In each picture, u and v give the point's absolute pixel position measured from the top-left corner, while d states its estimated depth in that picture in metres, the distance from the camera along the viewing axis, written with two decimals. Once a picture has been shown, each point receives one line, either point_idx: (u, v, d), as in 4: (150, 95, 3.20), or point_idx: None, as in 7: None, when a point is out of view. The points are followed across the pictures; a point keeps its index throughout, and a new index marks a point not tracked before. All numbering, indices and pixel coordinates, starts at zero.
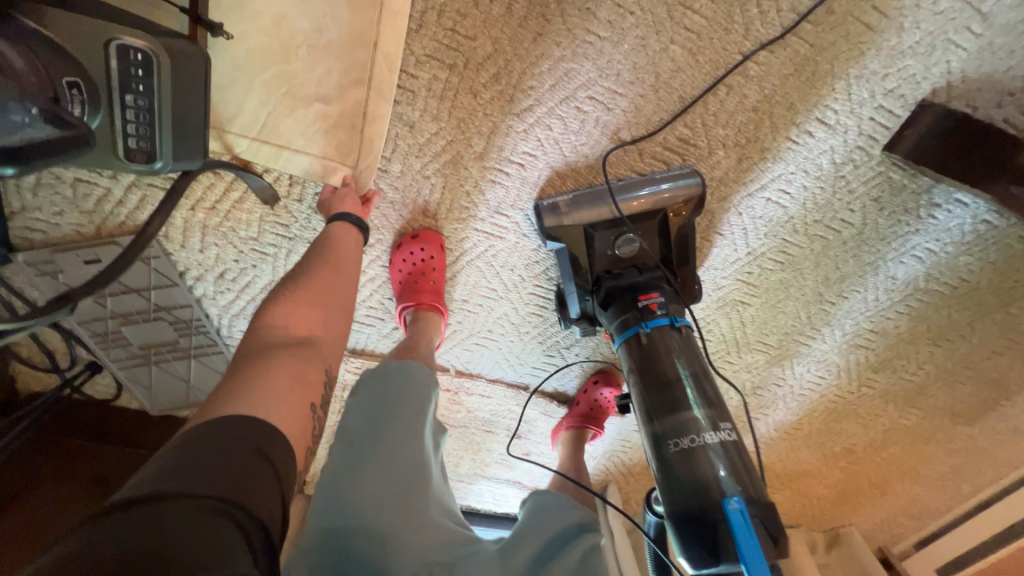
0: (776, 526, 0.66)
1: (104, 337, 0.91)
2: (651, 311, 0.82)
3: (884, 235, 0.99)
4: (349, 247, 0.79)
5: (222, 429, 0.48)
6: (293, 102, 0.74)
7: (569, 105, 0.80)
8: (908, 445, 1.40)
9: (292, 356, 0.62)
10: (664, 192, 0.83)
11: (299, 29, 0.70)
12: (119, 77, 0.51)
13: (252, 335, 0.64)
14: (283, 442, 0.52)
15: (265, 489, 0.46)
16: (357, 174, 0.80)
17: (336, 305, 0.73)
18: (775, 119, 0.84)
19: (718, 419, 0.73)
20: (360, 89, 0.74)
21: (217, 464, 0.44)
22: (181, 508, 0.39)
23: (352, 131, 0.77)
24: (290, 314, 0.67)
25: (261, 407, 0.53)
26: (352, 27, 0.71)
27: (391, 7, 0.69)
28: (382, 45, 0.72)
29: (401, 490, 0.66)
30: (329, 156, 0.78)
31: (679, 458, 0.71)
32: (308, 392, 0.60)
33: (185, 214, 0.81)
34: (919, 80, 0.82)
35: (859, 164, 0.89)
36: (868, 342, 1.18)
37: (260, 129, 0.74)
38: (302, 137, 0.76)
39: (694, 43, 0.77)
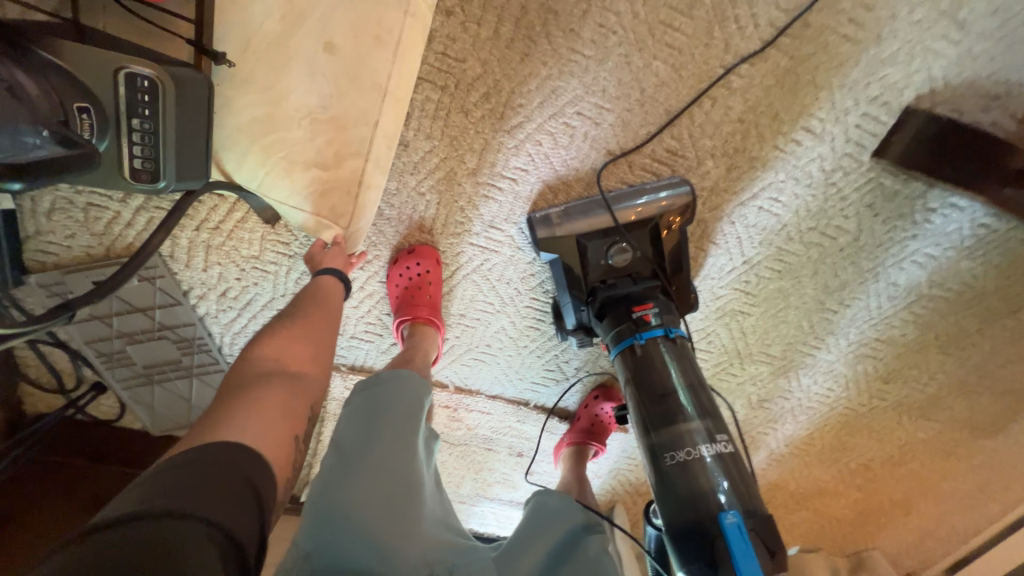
0: (775, 539, 0.63)
1: (109, 356, 0.93)
2: (645, 322, 0.82)
3: (881, 241, 0.99)
4: (336, 303, 0.79)
5: (207, 453, 0.48)
6: (290, 166, 0.74)
7: (557, 120, 0.82)
8: (928, 460, 1.34)
9: (282, 390, 0.62)
10: (655, 202, 0.84)
11: (303, 103, 0.71)
12: (126, 102, 0.54)
13: (240, 367, 0.64)
14: (266, 470, 0.51)
15: (244, 510, 0.46)
16: (347, 235, 0.80)
17: (329, 346, 0.73)
18: (761, 128, 0.86)
19: (714, 430, 0.71)
20: (357, 160, 0.74)
21: (197, 486, 0.44)
22: (160, 525, 0.39)
23: (346, 195, 0.76)
24: (281, 349, 0.67)
25: (248, 435, 0.53)
26: (356, 107, 0.72)
27: (394, 92, 0.73)
28: (383, 124, 0.74)
29: (392, 503, 0.64)
30: (320, 217, 0.77)
31: (675, 471, 0.69)
32: (294, 424, 0.60)
33: (190, 235, 0.84)
34: (902, 87, 0.84)
35: (850, 171, 0.90)
36: (875, 351, 1.15)
37: (256, 187, 0.74)
38: (295, 196, 0.75)
39: (677, 59, 0.80)
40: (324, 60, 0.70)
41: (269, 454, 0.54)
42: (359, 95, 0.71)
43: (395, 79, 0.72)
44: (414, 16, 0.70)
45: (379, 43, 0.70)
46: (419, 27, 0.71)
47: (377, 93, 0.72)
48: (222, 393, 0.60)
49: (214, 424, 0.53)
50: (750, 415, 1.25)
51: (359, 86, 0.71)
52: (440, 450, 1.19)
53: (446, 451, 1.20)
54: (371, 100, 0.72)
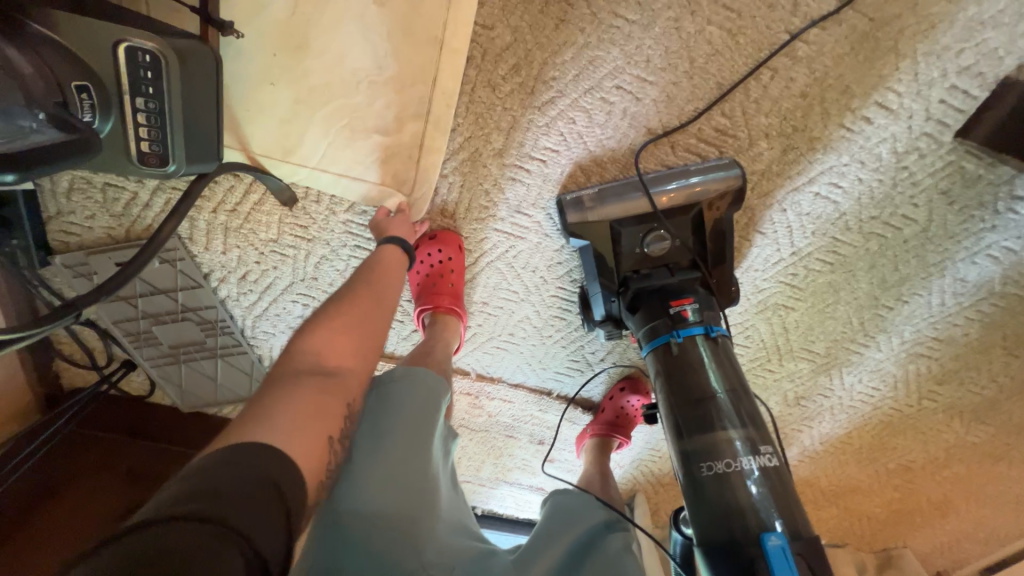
0: (824, 568, 0.57)
1: (136, 336, 0.94)
2: (683, 319, 0.75)
3: (953, 233, 0.88)
4: (394, 277, 0.77)
5: (235, 455, 0.46)
6: (352, 135, 0.76)
7: (594, 95, 0.74)
8: (976, 464, 1.25)
9: (318, 389, 0.58)
10: (698, 185, 0.75)
11: (360, 65, 0.72)
12: (129, 79, 0.50)
13: (285, 358, 0.61)
14: (294, 475, 0.49)
15: (267, 516, 0.43)
16: (410, 202, 0.81)
17: (372, 338, 0.68)
18: (826, 104, 0.76)
19: (757, 441, 0.66)
20: (418, 122, 0.75)
21: (222, 491, 0.42)
22: (179, 535, 0.37)
23: (408, 161, 0.78)
24: (328, 340, 0.63)
25: (281, 437, 0.51)
26: (412, 65, 0.72)
27: (450, 44, 0.71)
28: (440, 81, 0.73)
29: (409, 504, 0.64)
30: (384, 184, 0.79)
31: (712, 482, 0.65)
32: (328, 425, 0.56)
33: (208, 217, 0.82)
34: (1002, 55, 0.71)
35: (925, 154, 0.79)
36: (931, 351, 1.06)
37: (321, 159, 0.76)
38: (360, 166, 0.78)
39: (733, 23, 0.71)
40: (378, 18, 0.70)
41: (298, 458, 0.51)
42: (415, 51, 0.72)
43: (450, 30, 0.70)
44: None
45: None
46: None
47: (433, 46, 0.71)
48: (262, 387, 0.57)
49: (253, 421, 0.51)
50: (784, 412, 1.19)
51: (413, 44, 0.72)
52: (461, 435, 1.19)
53: (466, 436, 1.19)
54: (426, 54, 0.72)
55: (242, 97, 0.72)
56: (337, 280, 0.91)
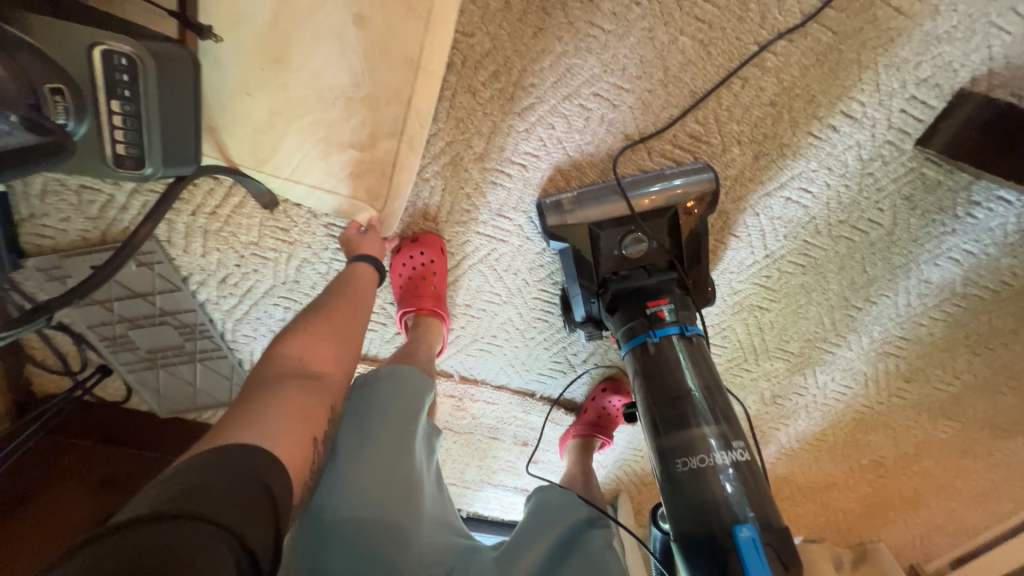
0: (791, 556, 0.61)
1: (112, 340, 0.92)
2: (659, 319, 0.77)
3: (916, 236, 0.92)
4: (367, 289, 0.79)
5: (223, 458, 0.47)
6: (326, 149, 0.75)
7: (572, 102, 0.76)
8: (944, 458, 1.30)
9: (303, 394, 0.61)
10: (675, 189, 0.78)
11: (336, 82, 0.70)
12: (104, 82, 0.50)
13: (264, 364, 0.63)
14: (285, 475, 0.51)
15: (260, 517, 0.45)
16: (381, 218, 0.82)
17: (352, 344, 0.71)
18: (795, 113, 0.79)
19: (730, 436, 0.68)
20: (392, 141, 0.75)
21: (221, 490, 0.44)
22: (182, 530, 0.39)
23: (382, 176, 0.78)
24: (307, 347, 0.66)
25: (266, 439, 0.53)
26: (390, 85, 0.71)
27: (427, 67, 0.70)
28: (416, 102, 0.72)
29: (395, 505, 0.65)
30: (356, 199, 0.79)
31: (688, 477, 0.67)
32: (313, 427, 0.60)
33: (187, 220, 0.81)
34: (957, 68, 0.75)
35: (888, 161, 0.83)
36: (899, 350, 1.10)
37: (293, 170, 0.75)
38: (332, 180, 0.77)
39: (706, 34, 0.73)
40: (353, 35, 0.68)
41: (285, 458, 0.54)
42: (392, 71, 0.71)
43: (428, 52, 0.69)
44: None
45: (411, 12, 0.68)
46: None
47: (409, 68, 0.70)
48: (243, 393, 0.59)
49: (237, 425, 0.53)
50: (761, 410, 1.22)
51: (392, 64, 0.70)
52: (445, 437, 1.19)
53: (451, 438, 1.19)
54: (403, 76, 0.71)
55: (215, 103, 0.70)
56: (319, 283, 0.91)
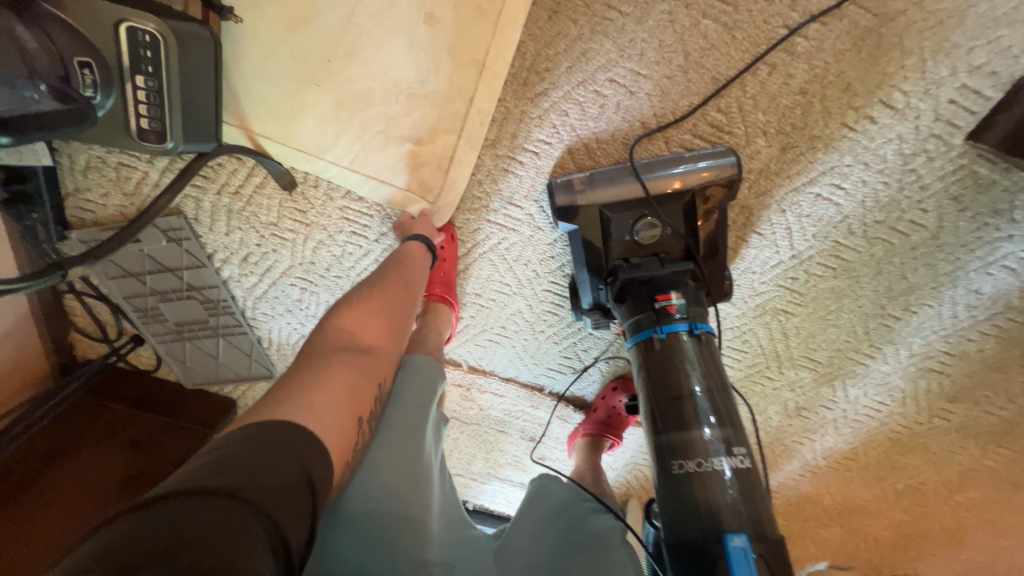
0: (781, 563, 0.61)
1: (144, 311, 0.98)
2: (668, 314, 0.74)
3: (964, 241, 0.84)
4: (421, 268, 0.80)
5: (273, 434, 0.49)
6: (385, 141, 0.78)
7: (587, 88, 0.75)
8: (993, 490, 1.19)
9: (352, 368, 0.63)
10: (694, 174, 0.74)
11: (403, 77, 0.74)
12: (130, 60, 0.54)
13: (318, 333, 0.66)
14: (324, 453, 0.52)
15: (295, 503, 0.45)
16: (435, 209, 0.83)
17: (399, 323, 0.74)
18: (827, 102, 0.74)
19: (732, 441, 0.68)
20: (451, 136, 0.78)
21: (258, 470, 0.45)
22: (215, 512, 0.39)
23: (438, 171, 0.80)
24: (357, 322, 0.69)
25: (313, 417, 0.54)
26: (451, 82, 0.75)
27: (492, 68, 0.73)
28: (478, 101, 0.75)
29: (406, 500, 0.64)
30: (410, 190, 0.81)
31: (684, 480, 0.67)
32: (358, 404, 0.61)
33: (213, 198, 0.85)
34: (1017, 54, 0.69)
35: (934, 156, 0.76)
36: (943, 366, 1.01)
37: (350, 160, 0.79)
38: (388, 170, 0.80)
39: (730, 17, 0.70)
40: (423, 34, 0.73)
41: (328, 439, 0.54)
42: (458, 71, 0.74)
43: (493, 55, 0.73)
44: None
45: (481, 14, 0.72)
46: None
47: (475, 69, 0.74)
48: (298, 362, 0.62)
49: (284, 398, 0.55)
50: (784, 422, 1.15)
51: (456, 63, 0.74)
52: (452, 427, 1.19)
53: (458, 428, 1.20)
54: (468, 76, 0.74)
55: (291, 95, 0.75)
56: (334, 265, 0.93)
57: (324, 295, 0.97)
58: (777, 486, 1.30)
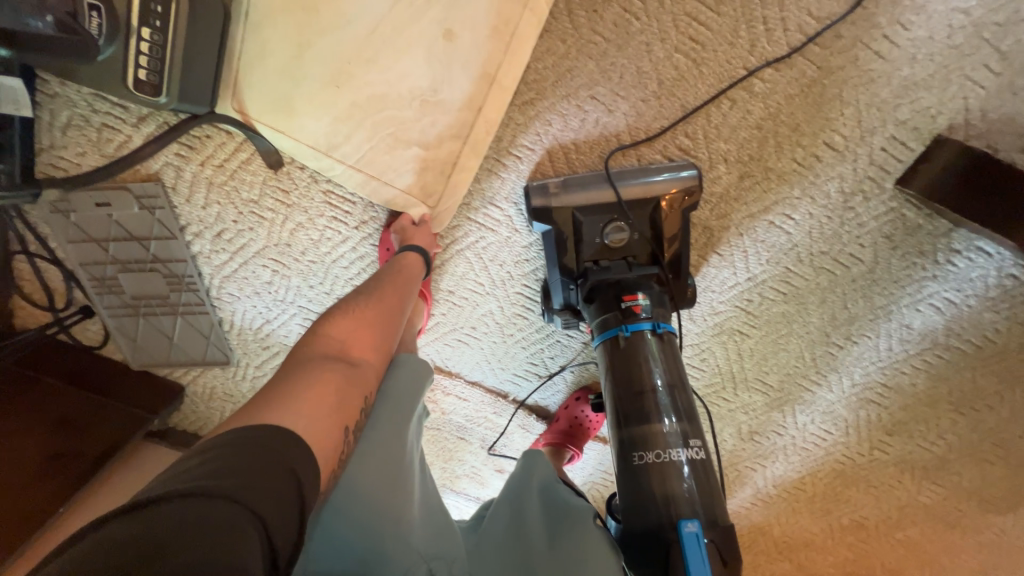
0: (731, 550, 0.66)
1: (101, 281, 0.94)
2: (634, 313, 0.79)
3: (897, 277, 0.94)
4: (414, 280, 0.83)
5: (257, 437, 0.50)
6: (393, 143, 0.81)
7: (570, 102, 0.82)
8: (929, 529, 1.24)
9: (342, 379, 0.64)
10: (659, 182, 0.81)
11: (417, 85, 0.78)
12: (140, 11, 0.60)
13: (307, 341, 0.68)
14: (312, 462, 0.53)
15: (286, 505, 0.47)
16: (434, 215, 0.87)
17: (393, 332, 0.76)
18: (780, 138, 0.83)
19: (688, 434, 0.73)
20: (456, 143, 0.82)
21: (248, 471, 0.46)
22: (205, 513, 0.41)
23: (440, 175, 0.84)
24: (348, 332, 0.70)
25: (302, 424, 0.56)
26: (465, 94, 0.79)
27: (502, 81, 0.78)
28: (486, 111, 0.80)
29: (388, 506, 0.64)
30: (411, 193, 0.85)
31: (643, 470, 0.72)
32: (343, 416, 0.62)
33: (195, 169, 0.86)
34: (935, 114, 0.80)
35: (869, 197, 0.86)
36: (881, 398, 1.09)
37: (357, 159, 0.81)
38: (393, 172, 0.83)
39: (698, 54, 0.79)
40: (441, 46, 0.76)
41: (313, 444, 0.56)
42: (470, 81, 0.78)
43: (504, 69, 0.77)
44: (532, 11, 0.75)
45: (497, 33, 0.76)
46: (535, 19, 0.75)
47: (486, 82, 0.78)
48: (284, 368, 0.63)
49: (271, 405, 0.56)
50: (738, 447, 1.19)
51: (473, 78, 0.78)
52: None
53: None
54: (480, 89, 0.79)
55: (306, 88, 0.77)
56: (310, 250, 0.93)
57: (296, 280, 0.97)
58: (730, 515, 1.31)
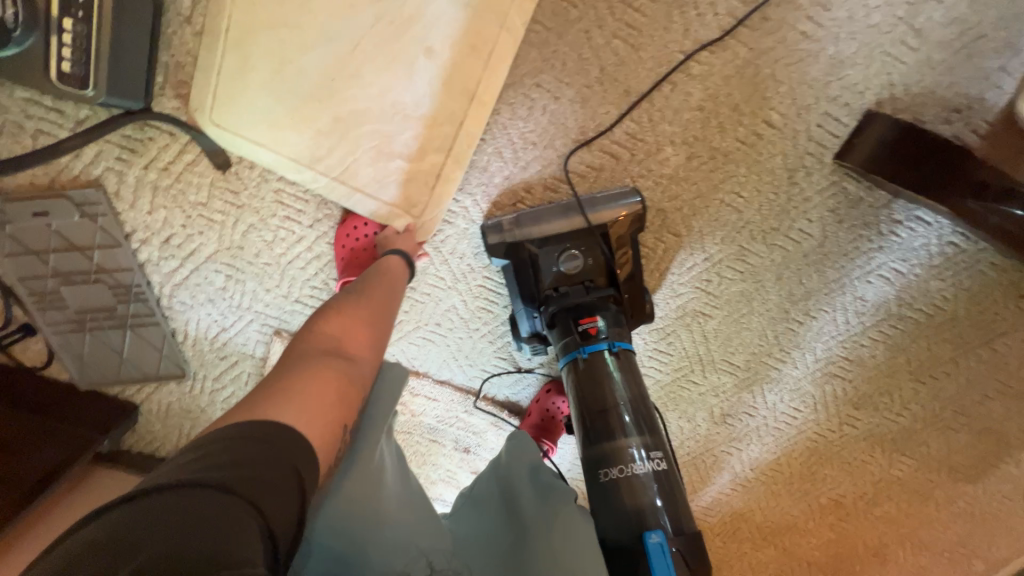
0: (696, 557, 0.66)
1: (41, 296, 0.89)
2: (591, 335, 0.81)
3: (846, 250, 0.97)
4: (401, 281, 0.81)
5: (267, 433, 0.52)
6: (376, 155, 0.82)
7: (517, 91, 0.83)
8: (907, 503, 1.22)
9: (339, 374, 0.64)
10: (607, 209, 0.84)
11: (401, 100, 0.79)
12: (62, 3, 0.64)
13: (306, 337, 0.68)
14: (311, 457, 0.54)
15: (288, 496, 0.49)
16: (419, 225, 0.86)
17: (387, 331, 0.75)
18: (721, 118, 0.86)
19: (651, 447, 0.74)
20: (440, 155, 0.83)
21: (253, 464, 0.48)
22: (207, 501, 0.44)
23: (424, 187, 0.84)
24: (345, 330, 0.70)
25: (302, 421, 0.56)
26: (445, 108, 0.80)
27: (481, 96, 0.80)
28: (467, 125, 0.82)
29: (377, 505, 0.65)
30: (395, 206, 0.85)
31: (609, 486, 0.72)
32: (344, 413, 0.62)
33: (138, 172, 0.84)
34: (862, 90, 0.84)
35: (812, 171, 0.89)
36: (844, 372, 1.11)
37: (340, 172, 0.82)
38: (375, 184, 0.83)
39: (635, 39, 0.82)
40: (424, 64, 0.78)
41: (315, 441, 0.56)
42: (451, 95, 0.80)
43: (483, 85, 0.80)
44: (508, 31, 0.78)
45: (474, 51, 0.78)
46: (511, 40, 0.78)
47: (466, 98, 0.80)
48: (285, 363, 0.64)
49: (272, 400, 0.57)
50: (712, 431, 1.19)
51: (449, 91, 0.80)
52: None
53: None
54: (460, 103, 0.80)
55: (289, 107, 0.78)
56: (264, 252, 0.91)
57: (250, 283, 0.94)
58: (710, 504, 1.28)
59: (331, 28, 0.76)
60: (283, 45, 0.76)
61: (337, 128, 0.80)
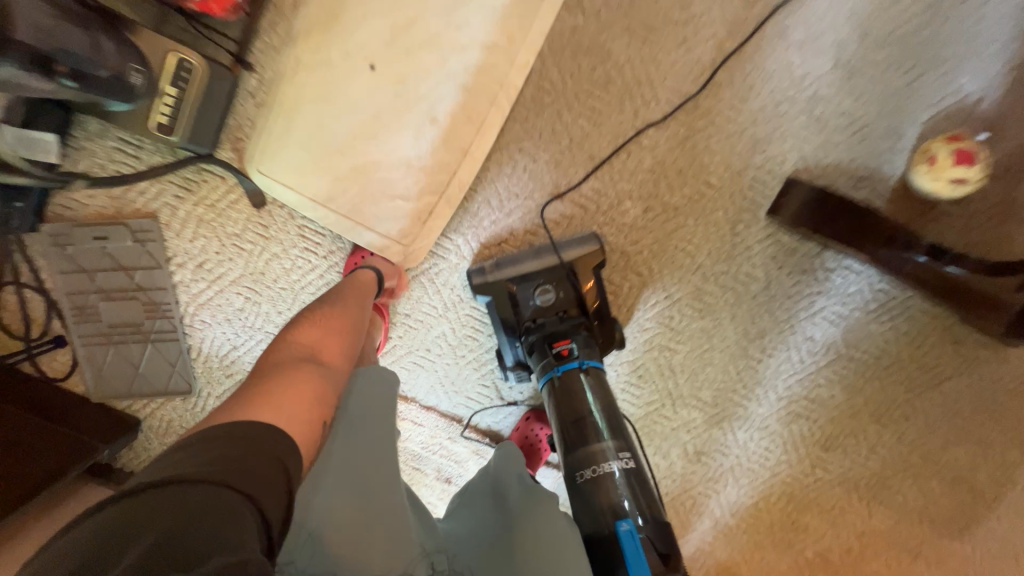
0: (666, 542, 0.71)
1: (81, 310, 1.02)
2: (564, 355, 0.93)
3: (790, 294, 1.11)
4: (370, 290, 0.96)
5: (251, 431, 0.58)
6: (381, 196, 0.97)
7: (503, 154, 1.04)
8: (893, 558, 1.21)
9: (313, 374, 0.73)
10: (575, 249, 0.99)
11: (406, 155, 0.96)
12: (171, 77, 0.85)
13: (281, 347, 0.77)
14: (295, 450, 0.61)
15: (276, 489, 0.54)
16: (408, 253, 1.01)
17: (355, 334, 0.87)
18: (669, 180, 1.05)
19: (621, 448, 0.81)
20: (434, 198, 0.98)
21: (239, 462, 0.54)
22: (202, 498, 0.49)
23: (417, 222, 0.99)
24: (315, 339, 0.80)
25: (283, 419, 0.63)
26: (441, 160, 0.97)
27: (472, 153, 0.98)
28: (458, 174, 0.98)
29: (372, 490, 0.71)
30: (392, 239, 0.99)
31: (585, 486, 0.78)
32: (324, 410, 0.71)
33: (189, 208, 1.02)
34: (781, 161, 1.05)
35: (749, 225, 1.07)
36: (808, 412, 1.18)
37: (349, 210, 0.98)
38: (378, 220, 0.98)
39: (597, 119, 1.04)
40: (427, 127, 0.95)
41: (296, 438, 0.64)
42: (448, 152, 0.97)
43: (475, 144, 0.97)
44: (498, 108, 0.97)
45: (470, 120, 0.96)
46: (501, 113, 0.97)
47: (460, 154, 0.97)
48: (263, 370, 0.72)
49: (255, 402, 0.63)
50: (689, 470, 1.22)
51: (446, 147, 0.96)
52: None
53: None
54: (453, 157, 0.97)
55: (315, 156, 0.96)
56: (282, 278, 1.06)
57: (266, 306, 1.07)
58: (694, 554, 1.26)
59: (359, 101, 0.94)
60: (317, 113, 0.95)
61: (351, 174, 0.97)
